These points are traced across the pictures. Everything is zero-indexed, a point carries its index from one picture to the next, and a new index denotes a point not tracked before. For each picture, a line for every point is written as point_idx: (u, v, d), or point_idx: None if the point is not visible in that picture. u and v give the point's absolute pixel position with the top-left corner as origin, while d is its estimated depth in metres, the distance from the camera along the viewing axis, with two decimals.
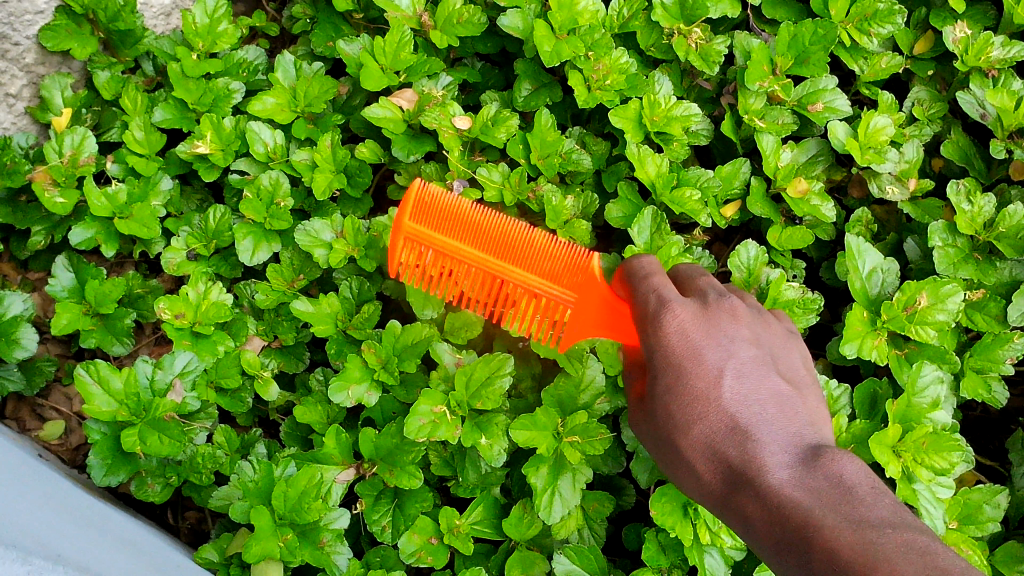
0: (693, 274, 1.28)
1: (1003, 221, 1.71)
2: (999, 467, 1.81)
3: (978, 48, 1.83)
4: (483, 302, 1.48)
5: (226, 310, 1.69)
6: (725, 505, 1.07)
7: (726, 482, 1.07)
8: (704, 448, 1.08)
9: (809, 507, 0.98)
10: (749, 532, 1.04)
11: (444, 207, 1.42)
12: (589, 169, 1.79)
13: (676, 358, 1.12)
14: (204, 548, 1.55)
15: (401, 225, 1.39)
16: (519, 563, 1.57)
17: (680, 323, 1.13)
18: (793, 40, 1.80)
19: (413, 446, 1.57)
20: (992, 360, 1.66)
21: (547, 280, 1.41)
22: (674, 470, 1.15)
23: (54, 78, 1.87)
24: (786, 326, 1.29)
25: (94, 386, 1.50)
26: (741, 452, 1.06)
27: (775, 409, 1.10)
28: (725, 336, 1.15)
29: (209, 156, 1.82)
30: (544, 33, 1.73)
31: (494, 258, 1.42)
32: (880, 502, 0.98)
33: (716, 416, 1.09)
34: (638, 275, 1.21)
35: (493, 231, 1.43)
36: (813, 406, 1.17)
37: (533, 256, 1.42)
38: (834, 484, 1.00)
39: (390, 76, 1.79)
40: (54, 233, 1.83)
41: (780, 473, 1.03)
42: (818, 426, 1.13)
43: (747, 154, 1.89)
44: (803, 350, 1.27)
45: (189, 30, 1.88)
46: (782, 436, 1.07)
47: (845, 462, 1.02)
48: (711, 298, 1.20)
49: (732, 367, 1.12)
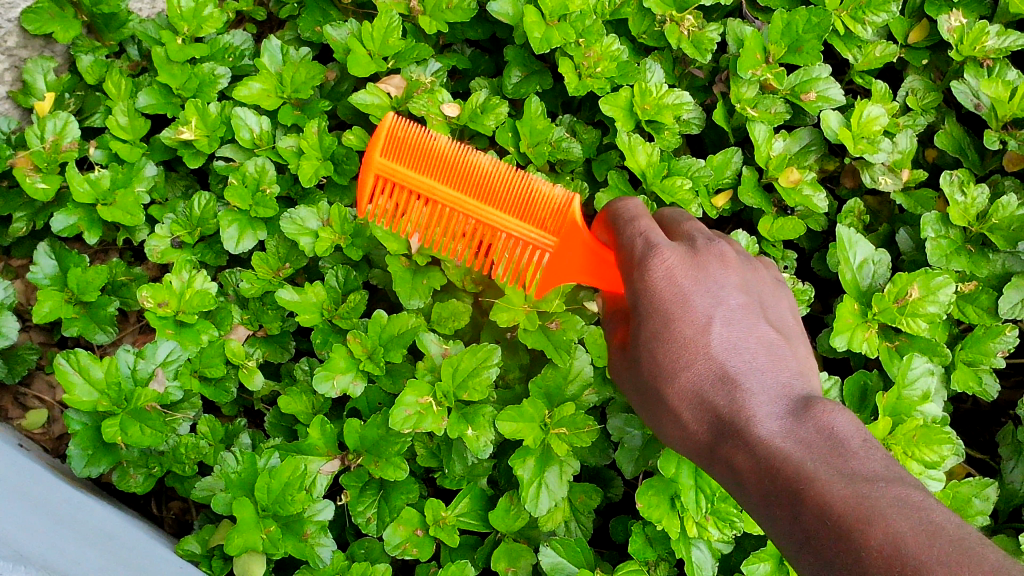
0: (680, 220, 1.29)
1: (997, 213, 1.69)
2: (989, 460, 1.80)
3: (973, 37, 1.81)
4: (461, 244, 1.47)
5: (211, 298, 1.65)
6: (712, 455, 1.06)
7: (713, 432, 1.06)
8: (692, 396, 1.08)
9: (800, 459, 0.96)
10: (737, 484, 1.03)
11: (419, 145, 1.41)
12: (579, 157, 1.77)
13: (663, 304, 1.11)
14: (186, 540, 1.54)
15: (372, 161, 1.37)
16: (505, 555, 1.56)
17: (667, 269, 1.12)
18: (787, 28, 1.77)
19: (398, 437, 1.55)
20: (984, 352, 1.64)
21: (526, 223, 1.40)
22: (661, 420, 1.14)
23: (36, 62, 1.84)
24: (776, 277, 1.28)
25: (74, 376, 1.48)
26: (729, 401, 1.05)
27: (765, 358, 1.08)
28: (714, 284, 1.14)
29: (194, 142, 1.79)
30: (534, 19, 1.70)
31: (471, 199, 1.40)
32: (873, 456, 0.96)
33: (703, 365, 1.08)
34: (625, 218, 1.23)
35: (471, 172, 1.42)
36: (803, 356, 1.16)
37: (512, 198, 1.41)
38: (825, 436, 0.98)
39: (378, 62, 1.77)
40: (36, 220, 1.80)
41: (769, 423, 1.01)
42: (808, 377, 1.12)
43: (739, 143, 1.87)
44: (792, 302, 1.26)
45: (173, 14, 1.85)
46: (771, 386, 1.05)
47: (836, 414, 1.00)
48: (701, 244, 1.19)
49: (721, 315, 1.11)
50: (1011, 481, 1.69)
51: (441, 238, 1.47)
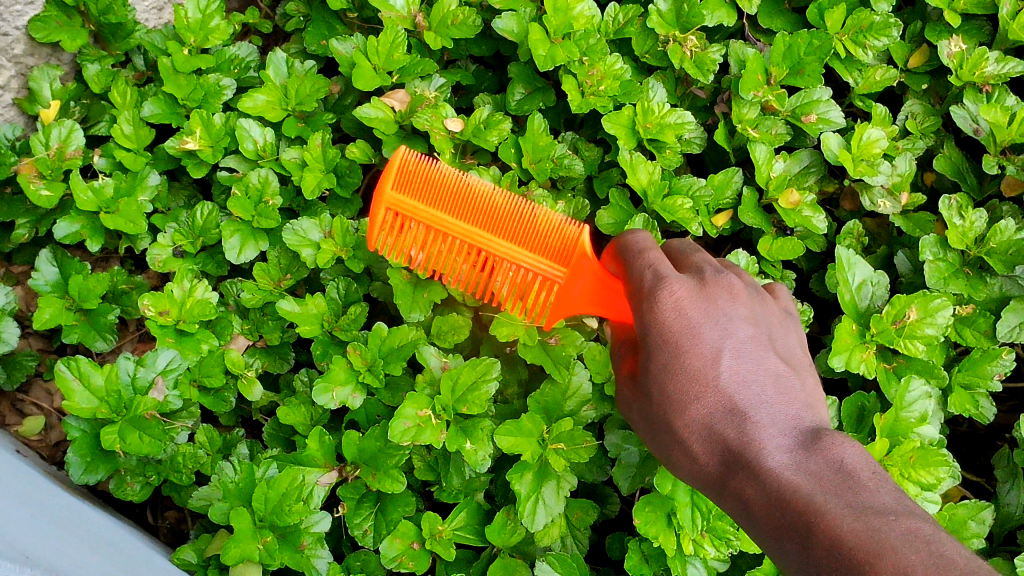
0: (688, 250, 1.31)
1: (995, 237, 1.71)
2: (984, 483, 1.81)
3: (972, 63, 1.83)
4: (469, 276, 1.48)
5: (212, 308, 1.66)
6: (722, 487, 1.08)
7: (723, 464, 1.08)
8: (701, 428, 1.10)
9: (811, 492, 0.99)
10: (747, 516, 1.05)
11: (429, 178, 1.44)
12: (581, 174, 1.78)
13: (673, 336, 1.12)
14: (182, 549, 1.53)
15: (383, 193, 1.38)
16: (500, 569, 1.56)
17: (677, 301, 1.13)
18: (788, 50, 1.79)
19: (397, 450, 1.55)
20: (980, 375, 1.65)
21: (535, 254, 1.42)
22: (668, 451, 1.16)
23: (43, 70, 1.85)
24: (784, 307, 1.30)
25: (75, 382, 1.49)
26: (739, 434, 1.07)
27: (774, 391, 1.11)
28: (723, 315, 1.16)
29: (198, 152, 1.80)
30: (539, 37, 1.72)
31: (479, 231, 1.42)
32: (882, 488, 0.99)
33: (713, 398, 1.10)
34: (634, 250, 1.24)
35: (478, 204, 1.44)
36: (811, 387, 1.19)
37: (521, 229, 1.44)
38: (834, 469, 1.01)
39: (383, 75, 1.78)
40: (39, 226, 1.81)
41: (778, 456, 1.04)
42: (816, 409, 1.14)
43: (740, 163, 1.88)
44: (799, 331, 1.29)
45: (180, 24, 1.86)
46: (780, 420, 1.08)
47: (845, 447, 1.04)
48: (709, 275, 1.21)
49: (730, 347, 1.13)
50: (1006, 504, 1.70)
51: (449, 268, 1.47)
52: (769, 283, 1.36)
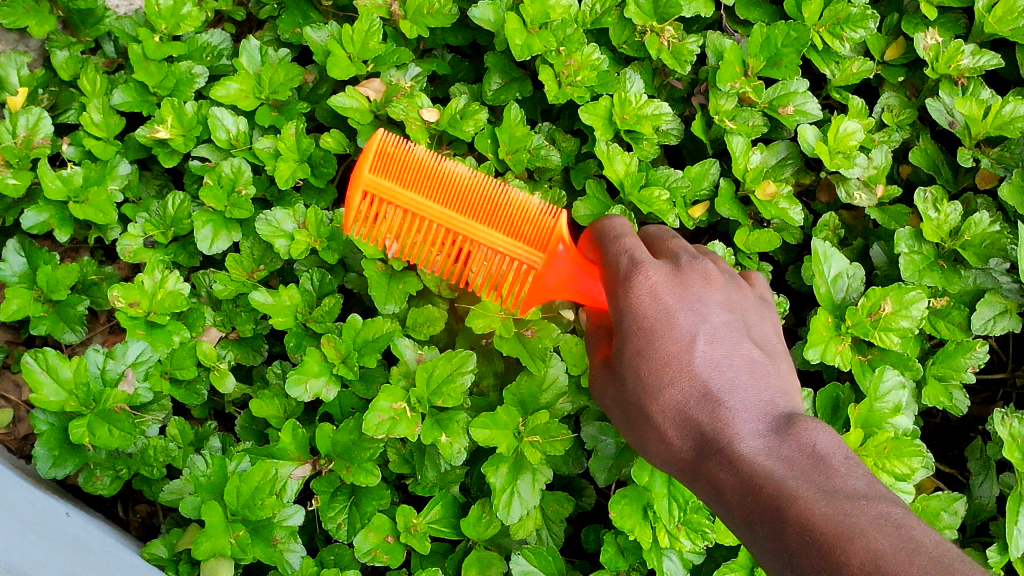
0: (665, 237, 1.30)
1: (970, 229, 1.71)
2: (957, 475, 1.82)
3: (947, 56, 1.83)
4: (445, 260, 1.46)
5: (183, 299, 1.63)
6: (696, 472, 1.08)
7: (697, 449, 1.07)
8: (675, 413, 1.09)
9: (783, 477, 0.98)
10: (720, 501, 1.05)
11: (408, 160, 1.41)
12: (557, 165, 1.76)
13: (647, 322, 1.11)
14: (152, 543, 1.51)
15: (360, 175, 1.36)
16: (476, 563, 1.55)
17: (652, 286, 1.13)
18: (766, 41, 1.78)
19: (371, 442, 1.54)
20: (954, 367, 1.65)
21: (512, 239, 1.40)
22: (644, 437, 1.15)
23: (11, 57, 1.82)
24: (760, 294, 1.30)
25: (43, 375, 1.46)
26: (712, 419, 1.06)
27: (747, 376, 1.10)
28: (698, 300, 1.15)
29: (169, 141, 1.77)
30: (516, 26, 1.70)
31: (456, 214, 1.40)
32: (854, 472, 0.99)
33: (687, 383, 1.09)
34: (610, 236, 1.23)
35: (457, 187, 1.42)
36: (786, 374, 1.18)
37: (499, 213, 1.41)
38: (806, 453, 1.01)
39: (358, 64, 1.76)
40: (5, 216, 1.77)
41: (751, 441, 1.04)
42: (791, 395, 1.14)
43: (717, 155, 1.88)
44: (775, 319, 1.28)
45: (151, 11, 1.82)
46: (754, 405, 1.07)
47: (818, 432, 1.03)
48: (685, 261, 1.20)
49: (704, 333, 1.12)
50: (978, 496, 1.71)
51: (425, 251, 1.46)
52: (746, 271, 1.37)
